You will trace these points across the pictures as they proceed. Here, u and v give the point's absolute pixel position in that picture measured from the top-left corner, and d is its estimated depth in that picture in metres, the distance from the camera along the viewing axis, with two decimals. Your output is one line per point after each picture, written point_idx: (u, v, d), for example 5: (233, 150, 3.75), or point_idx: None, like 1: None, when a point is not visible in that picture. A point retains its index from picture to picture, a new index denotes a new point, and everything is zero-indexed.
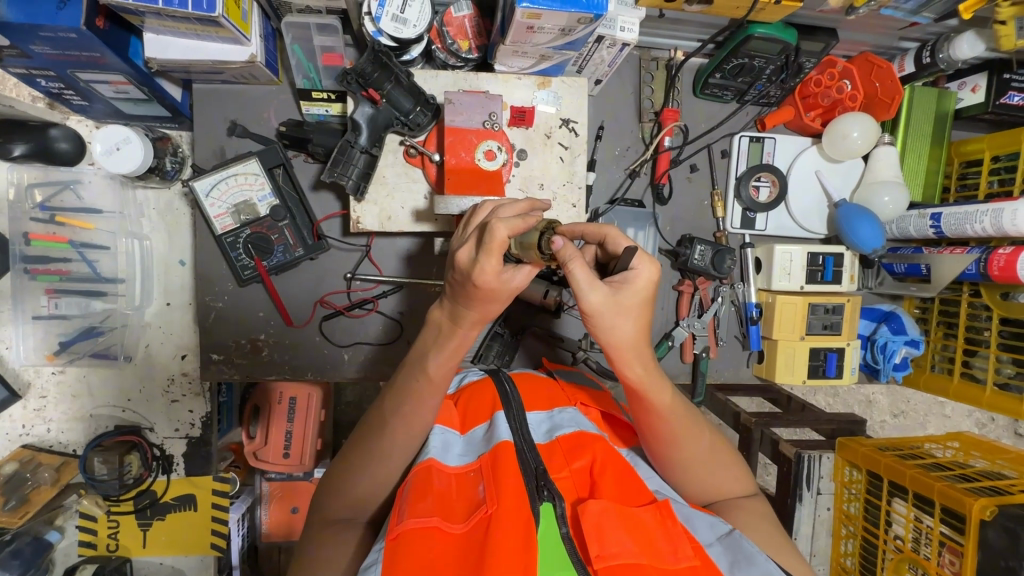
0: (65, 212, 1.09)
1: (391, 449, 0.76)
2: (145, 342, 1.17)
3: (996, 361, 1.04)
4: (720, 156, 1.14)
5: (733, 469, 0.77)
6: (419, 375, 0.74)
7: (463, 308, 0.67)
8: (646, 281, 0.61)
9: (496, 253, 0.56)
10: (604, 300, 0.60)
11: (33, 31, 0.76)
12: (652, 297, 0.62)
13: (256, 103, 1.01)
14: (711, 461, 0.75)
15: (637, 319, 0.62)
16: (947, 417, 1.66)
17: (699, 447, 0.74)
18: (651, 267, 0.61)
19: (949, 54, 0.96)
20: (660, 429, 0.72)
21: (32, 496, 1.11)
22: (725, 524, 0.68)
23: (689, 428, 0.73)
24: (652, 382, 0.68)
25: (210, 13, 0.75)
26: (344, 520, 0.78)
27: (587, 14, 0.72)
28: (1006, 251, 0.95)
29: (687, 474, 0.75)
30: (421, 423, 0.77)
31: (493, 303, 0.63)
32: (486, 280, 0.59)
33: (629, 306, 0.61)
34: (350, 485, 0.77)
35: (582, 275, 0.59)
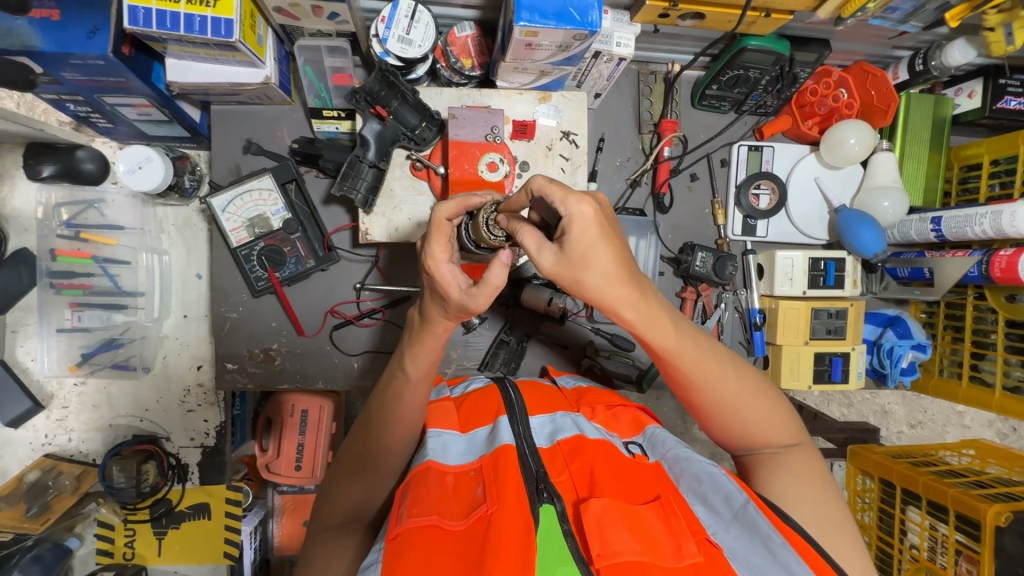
0: (89, 229, 1.14)
1: (383, 454, 0.81)
2: (163, 353, 1.21)
3: (1004, 365, 1.03)
4: (720, 165, 1.15)
5: (766, 415, 0.74)
6: (399, 376, 0.81)
7: (431, 306, 0.74)
8: (586, 223, 0.58)
9: (438, 236, 0.66)
10: (556, 259, 0.61)
11: (64, 59, 0.82)
12: (602, 236, 0.59)
13: (270, 122, 1.05)
14: (738, 403, 0.73)
15: (603, 268, 0.60)
16: (965, 427, 1.63)
17: (720, 389, 0.72)
18: (585, 206, 0.58)
19: (941, 61, 0.98)
20: (672, 372, 0.72)
21: (54, 504, 1.15)
22: (740, 495, 0.68)
23: (703, 372, 0.71)
24: (647, 339, 0.67)
25: (228, 38, 0.80)
26: (348, 517, 0.83)
27: (582, 30, 0.75)
28: (1007, 253, 0.95)
29: (717, 417, 0.74)
30: (409, 425, 0.82)
31: (448, 304, 0.70)
32: (437, 272, 0.67)
33: (585, 253, 0.59)
34: (347, 489, 0.82)
35: (529, 241, 0.63)
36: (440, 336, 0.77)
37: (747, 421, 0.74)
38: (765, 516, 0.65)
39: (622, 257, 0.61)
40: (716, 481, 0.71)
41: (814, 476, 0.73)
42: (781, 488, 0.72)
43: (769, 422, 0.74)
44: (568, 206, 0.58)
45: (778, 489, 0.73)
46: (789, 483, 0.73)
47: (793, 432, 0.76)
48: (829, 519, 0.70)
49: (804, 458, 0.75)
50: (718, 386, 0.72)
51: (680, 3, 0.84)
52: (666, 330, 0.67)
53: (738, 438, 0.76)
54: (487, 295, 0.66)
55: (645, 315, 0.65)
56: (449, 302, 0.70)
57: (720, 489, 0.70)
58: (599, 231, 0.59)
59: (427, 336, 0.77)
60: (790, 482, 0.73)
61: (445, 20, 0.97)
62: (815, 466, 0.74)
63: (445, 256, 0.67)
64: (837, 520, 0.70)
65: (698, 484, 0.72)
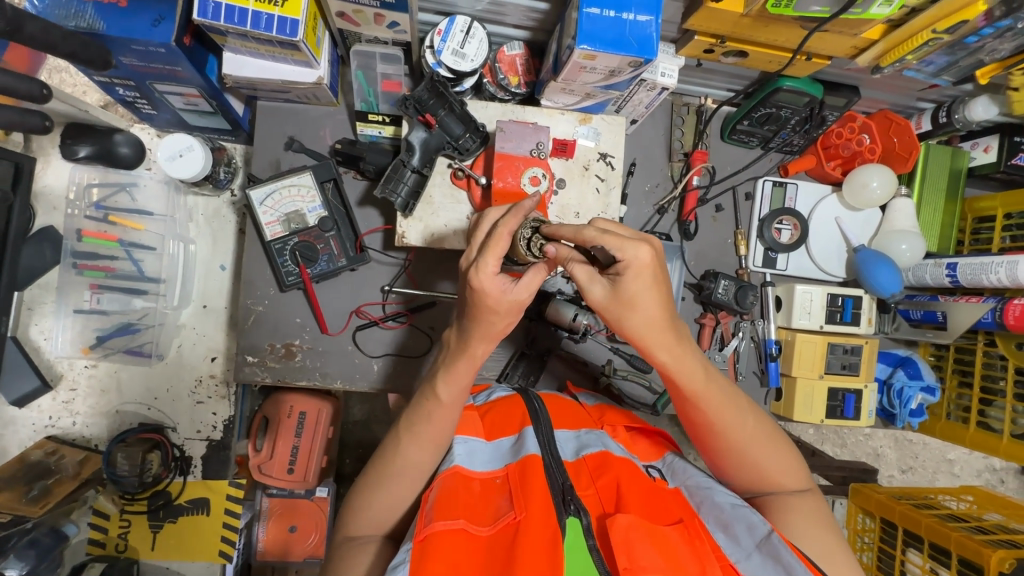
0: (119, 212, 1.14)
1: (409, 468, 0.79)
2: (178, 342, 1.22)
3: (1012, 412, 1.06)
4: (745, 199, 1.19)
5: (778, 459, 0.75)
6: (430, 398, 0.78)
7: (469, 326, 0.71)
8: (640, 268, 0.63)
9: (494, 250, 0.63)
10: (605, 293, 0.66)
11: (126, 44, 0.83)
12: (652, 281, 0.64)
13: (313, 121, 1.07)
14: (754, 444, 0.75)
15: (650, 300, 0.65)
16: (955, 476, 1.65)
17: (739, 429, 0.74)
18: (642, 251, 0.62)
19: (965, 115, 1.02)
20: (692, 409, 0.74)
21: (54, 488, 1.11)
22: (764, 525, 0.66)
23: (723, 413, 0.73)
24: (677, 371, 0.71)
25: (293, 38, 0.82)
26: (361, 539, 0.78)
27: (638, 58, 0.79)
28: (1021, 301, 0.99)
29: (729, 457, 0.76)
30: (436, 442, 0.79)
31: (493, 315, 0.68)
32: (484, 283, 0.65)
33: (636, 292, 0.64)
34: (366, 504, 0.79)
35: (580, 271, 0.67)
36: (478, 358, 0.74)
37: (760, 462, 0.75)
38: (789, 548, 0.63)
39: (665, 299, 0.66)
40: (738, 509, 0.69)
41: (823, 521, 0.73)
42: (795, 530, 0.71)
43: (779, 464, 0.75)
44: (624, 252, 0.62)
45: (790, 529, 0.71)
46: (801, 525, 0.72)
47: (802, 479, 0.76)
48: (839, 562, 0.69)
49: (814, 503, 0.74)
50: (735, 426, 0.74)
51: (726, 40, 0.89)
52: (694, 371, 0.71)
53: (746, 478, 0.76)
54: (529, 289, 0.67)
55: (677, 356, 0.69)
56: (494, 315, 0.68)
57: (742, 518, 0.68)
58: (650, 279, 0.63)
59: (463, 358, 0.74)
60: (800, 525, 0.72)
61: (495, 39, 1.02)
62: (822, 513, 0.74)
63: (495, 268, 0.65)
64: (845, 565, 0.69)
65: (720, 511, 0.70)
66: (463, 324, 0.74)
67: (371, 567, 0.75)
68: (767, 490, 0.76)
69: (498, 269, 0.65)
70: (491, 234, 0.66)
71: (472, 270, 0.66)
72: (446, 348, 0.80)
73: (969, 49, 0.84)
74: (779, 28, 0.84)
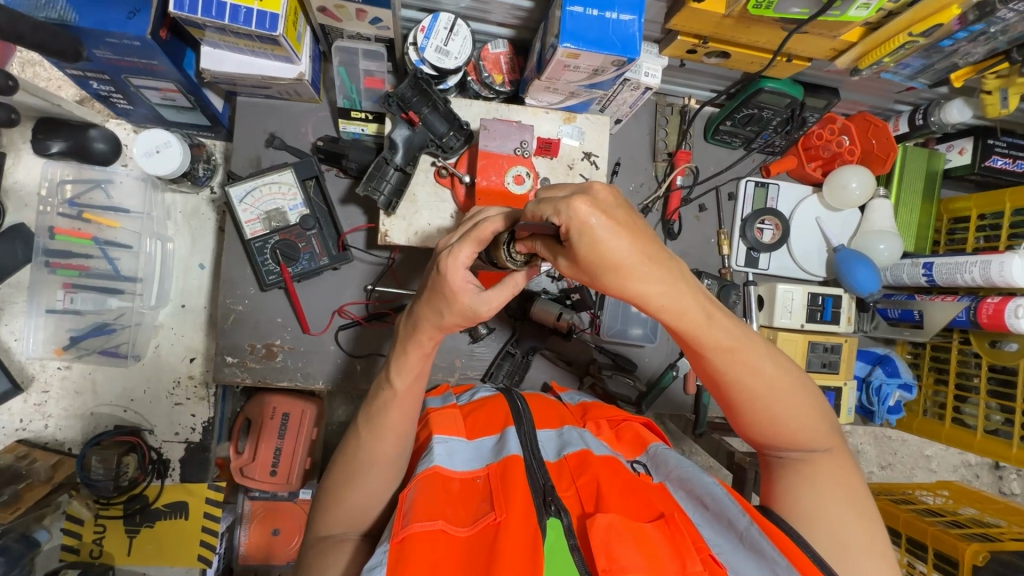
0: (93, 209, 1.11)
1: (373, 461, 0.77)
2: (155, 342, 1.21)
3: (986, 408, 1.08)
4: (727, 199, 1.20)
5: (800, 416, 0.69)
6: (386, 388, 0.77)
7: (421, 310, 0.70)
8: (585, 226, 0.52)
9: (469, 240, 0.64)
10: (568, 264, 0.58)
11: (100, 36, 0.81)
12: (611, 234, 0.53)
13: (295, 118, 1.06)
14: (774, 402, 0.68)
15: (624, 257, 0.53)
16: (933, 471, 1.68)
17: (754, 389, 0.67)
18: (582, 206, 0.52)
19: (940, 118, 1.04)
20: (700, 361, 0.67)
21: (26, 492, 1.09)
22: (744, 518, 0.66)
23: (734, 368, 0.66)
24: (682, 324, 0.61)
25: (273, 32, 0.81)
26: (328, 538, 0.77)
27: (620, 57, 0.79)
28: (994, 300, 1.01)
29: (744, 410, 0.70)
30: (400, 432, 0.78)
31: (445, 309, 0.67)
32: (449, 273, 0.65)
33: (598, 247, 0.53)
34: (338, 502, 0.77)
35: (543, 246, 0.60)
36: (425, 345, 0.74)
37: (779, 422, 0.69)
38: (771, 540, 0.64)
39: (644, 251, 0.54)
40: (720, 504, 0.69)
41: (843, 484, 0.69)
42: (802, 496, 0.70)
43: (801, 421, 0.69)
44: (560, 213, 0.53)
45: (799, 495, 0.70)
46: (813, 491, 0.69)
47: (825, 435, 0.70)
48: (851, 528, 0.67)
49: (835, 466, 0.70)
50: (750, 383, 0.67)
51: (709, 41, 0.90)
52: (701, 326, 0.61)
53: (762, 435, 0.71)
54: (491, 303, 0.66)
55: (680, 313, 0.60)
56: (448, 308, 0.67)
57: (723, 513, 0.69)
58: (598, 232, 0.53)
59: (410, 343, 0.74)
60: (812, 490, 0.69)
61: (480, 37, 1.01)
62: (841, 473, 0.70)
63: (467, 259, 0.65)
64: (861, 535, 0.67)
65: (703, 506, 0.71)
66: (416, 307, 0.72)
67: (348, 565, 0.74)
68: (784, 449, 0.72)
69: (469, 263, 0.65)
70: (475, 228, 0.66)
71: (445, 255, 0.65)
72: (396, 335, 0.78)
73: (944, 53, 0.86)
74: (759, 29, 0.85)
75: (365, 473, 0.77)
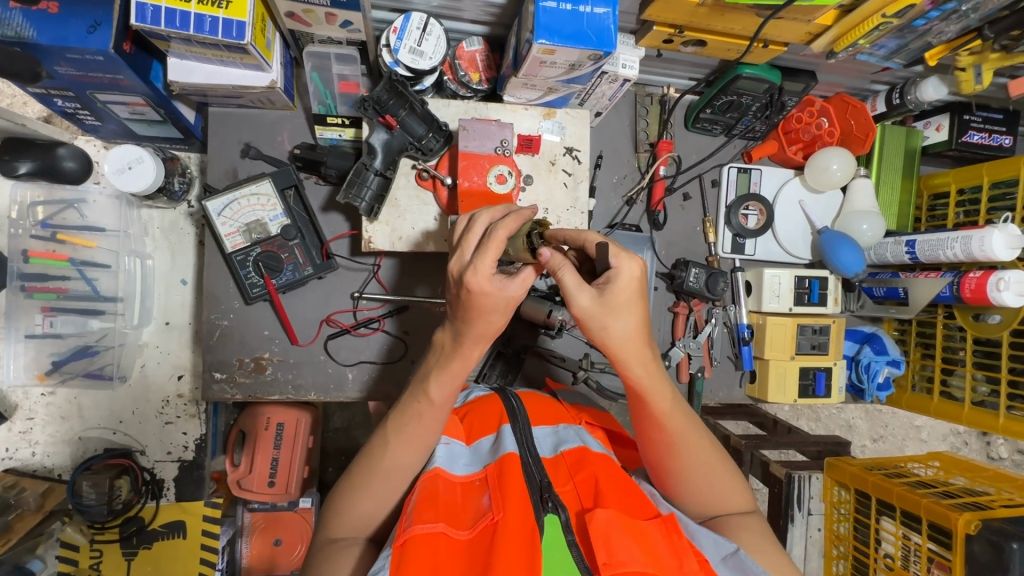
0: (67, 229, 1.08)
1: (395, 471, 0.76)
2: (141, 362, 1.18)
3: (972, 380, 1.10)
4: (711, 186, 1.20)
5: (729, 484, 0.78)
6: (420, 398, 0.75)
7: (463, 328, 0.69)
8: (630, 277, 0.64)
9: (492, 248, 0.62)
10: (591, 300, 0.64)
11: (60, 52, 0.78)
12: (637, 292, 0.65)
13: (270, 126, 1.04)
14: (709, 468, 0.77)
15: (628, 315, 0.66)
16: (923, 441, 1.72)
17: (697, 453, 0.76)
18: (633, 265, 0.64)
19: (916, 96, 1.05)
20: (653, 429, 0.76)
21: (16, 523, 1.08)
22: (730, 543, 0.69)
23: (684, 429, 0.76)
24: (648, 381, 0.72)
25: (240, 41, 0.79)
26: (334, 542, 0.75)
27: (597, 51, 0.78)
28: (976, 275, 1.02)
29: (682, 481, 0.77)
30: (425, 443, 0.76)
31: (492, 314, 0.66)
32: (482, 284, 0.64)
33: (619, 303, 0.65)
34: (349, 507, 0.75)
35: (571, 277, 0.64)
36: (472, 359, 0.72)
37: (713, 486, 0.77)
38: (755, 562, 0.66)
39: (644, 316, 0.67)
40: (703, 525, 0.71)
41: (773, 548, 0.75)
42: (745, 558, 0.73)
43: (729, 489, 0.78)
44: (618, 257, 0.64)
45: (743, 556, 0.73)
46: (753, 541, 0.74)
47: (749, 502, 0.79)
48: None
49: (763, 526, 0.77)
50: (693, 448, 0.76)
51: (685, 30, 0.89)
52: (663, 389, 0.73)
53: (699, 505, 0.78)
54: (526, 285, 0.65)
55: (649, 373, 0.71)
56: (493, 313, 0.66)
57: (709, 533, 0.70)
58: (630, 293, 0.65)
59: (457, 359, 0.72)
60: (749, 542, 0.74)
61: (454, 35, 1.00)
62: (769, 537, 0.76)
63: (491, 269, 0.64)
64: None
65: (686, 523, 0.73)
66: (455, 324, 0.71)
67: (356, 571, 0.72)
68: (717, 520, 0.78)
69: (495, 269, 0.64)
70: (487, 237, 0.65)
71: (468, 272, 0.64)
72: (437, 348, 0.76)
73: (918, 32, 0.87)
74: (734, 16, 0.85)
75: (376, 479, 0.75)
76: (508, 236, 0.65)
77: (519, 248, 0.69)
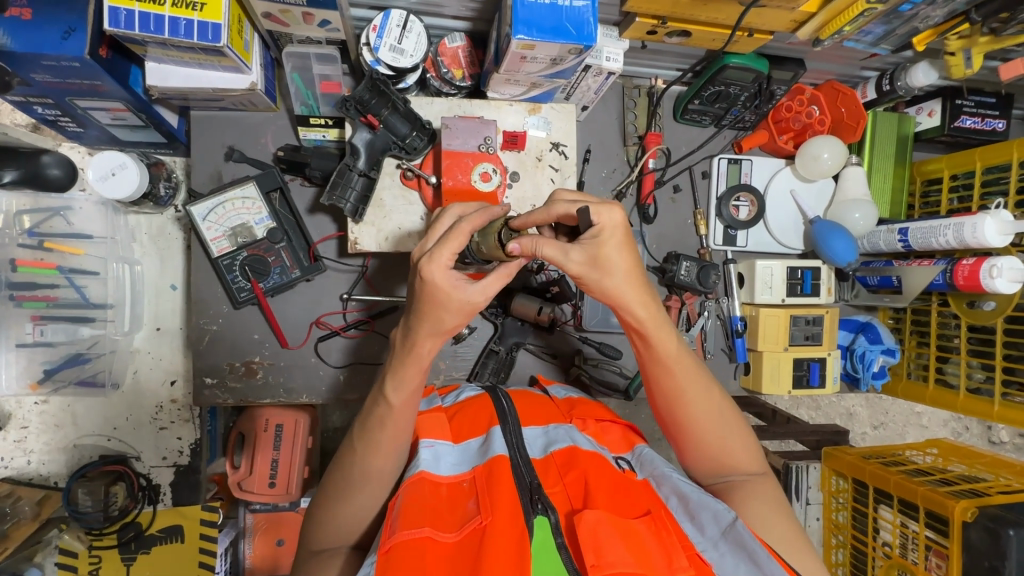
0: (54, 237, 1.06)
1: (368, 476, 0.75)
2: (133, 368, 1.18)
3: (967, 367, 1.09)
4: (702, 177, 1.19)
5: (737, 443, 0.78)
6: (381, 404, 0.74)
7: (414, 323, 0.68)
8: (614, 227, 0.64)
9: (455, 239, 0.62)
10: (581, 261, 0.65)
11: (35, 60, 0.78)
12: (624, 244, 0.64)
13: (254, 129, 1.03)
14: (717, 424, 0.77)
15: (625, 270, 0.66)
16: (924, 427, 1.71)
17: (705, 406, 0.76)
18: (615, 214, 0.64)
19: (906, 82, 1.03)
20: (660, 381, 0.76)
21: (12, 532, 1.08)
22: (729, 513, 0.68)
23: (695, 385, 0.75)
24: (653, 332, 0.71)
25: (216, 43, 0.78)
26: (320, 552, 0.76)
27: (578, 45, 0.77)
28: (969, 262, 1.01)
29: (690, 436, 0.78)
30: (394, 448, 0.75)
31: (443, 312, 0.65)
32: (436, 277, 0.63)
33: (609, 259, 0.65)
34: (326, 518, 0.76)
35: (551, 250, 0.65)
36: (424, 358, 0.70)
37: (725, 447, 0.78)
38: (753, 533, 0.65)
39: (638, 267, 0.67)
40: (702, 502, 0.70)
41: (778, 504, 0.76)
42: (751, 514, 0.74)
43: (736, 447, 0.78)
44: (600, 215, 0.63)
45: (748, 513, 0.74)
46: (761, 505, 0.75)
47: (756, 462, 0.80)
48: (790, 540, 0.72)
49: (769, 486, 0.78)
50: (704, 406, 0.76)
51: (668, 21, 0.88)
52: (669, 341, 0.73)
53: (707, 461, 0.79)
54: (486, 292, 0.65)
55: (654, 326, 0.71)
56: (445, 311, 0.65)
57: (707, 507, 0.69)
58: (612, 248, 0.64)
59: (408, 357, 0.70)
60: (757, 506, 0.75)
61: (436, 31, 0.98)
62: (775, 495, 0.77)
63: (449, 260, 0.63)
64: (799, 544, 0.72)
65: (686, 500, 0.71)
66: (408, 321, 0.70)
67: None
68: (724, 474, 0.79)
69: (452, 263, 0.64)
70: (451, 229, 0.64)
71: (424, 260, 0.63)
72: (392, 348, 0.74)
73: (904, 17, 0.86)
74: (717, 5, 0.84)
75: (352, 490, 0.75)
76: (475, 229, 0.65)
77: (491, 245, 0.68)
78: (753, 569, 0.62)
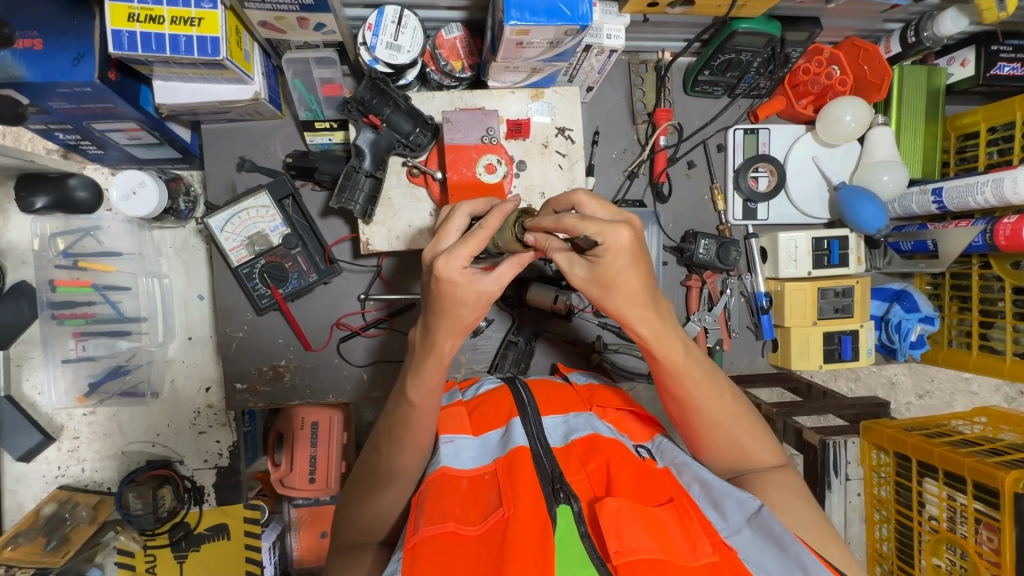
0: (87, 257, 1.12)
1: (395, 474, 0.77)
2: (170, 376, 1.22)
3: (1014, 332, 1.02)
4: (717, 151, 1.15)
5: (751, 437, 0.77)
6: (403, 402, 0.75)
7: (433, 320, 0.68)
8: (621, 249, 0.60)
9: (472, 243, 0.61)
10: (585, 274, 0.64)
11: (50, 88, 0.80)
12: (632, 262, 0.61)
13: (263, 138, 1.05)
14: (729, 422, 0.76)
15: (624, 283, 0.63)
16: (973, 394, 1.63)
17: (715, 406, 0.75)
18: (623, 235, 0.59)
19: (934, 31, 0.97)
20: (670, 386, 0.74)
21: (72, 535, 1.17)
22: (754, 501, 0.66)
23: (705, 387, 0.74)
24: (657, 340, 0.69)
25: (216, 56, 0.79)
26: (353, 547, 0.78)
27: (573, 25, 0.75)
28: (1011, 220, 0.95)
29: (704, 434, 0.77)
30: (418, 447, 0.77)
31: (462, 309, 0.66)
32: (453, 274, 0.63)
33: (612, 277, 0.62)
34: (357, 515, 0.78)
35: (562, 257, 0.64)
36: (446, 356, 0.71)
37: (737, 442, 0.76)
38: (779, 520, 0.64)
39: (647, 276, 0.64)
40: (727, 492, 0.68)
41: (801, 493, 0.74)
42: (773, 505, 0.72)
43: (752, 441, 0.77)
44: (603, 235, 0.59)
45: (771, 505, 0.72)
46: (783, 495, 0.73)
47: (775, 453, 0.78)
48: (816, 528, 0.70)
49: (790, 476, 0.76)
50: (713, 407, 0.75)
51: None
52: (674, 348, 0.70)
53: (723, 457, 0.78)
54: (500, 282, 0.65)
55: (659, 331, 0.69)
56: (464, 307, 0.65)
57: (732, 494, 0.68)
58: (626, 263, 0.61)
59: (430, 356, 0.71)
60: (781, 497, 0.73)
61: (432, 23, 0.97)
62: (798, 484, 0.75)
63: (466, 260, 0.62)
64: (826, 532, 0.70)
65: (709, 488, 0.70)
66: (424, 319, 0.70)
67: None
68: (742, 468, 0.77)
69: (469, 261, 0.63)
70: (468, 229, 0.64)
71: (441, 258, 0.62)
72: (413, 348, 0.75)
73: None
74: None
75: (382, 487, 0.77)
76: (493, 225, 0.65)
77: (507, 239, 0.70)
78: (779, 553, 0.61)
